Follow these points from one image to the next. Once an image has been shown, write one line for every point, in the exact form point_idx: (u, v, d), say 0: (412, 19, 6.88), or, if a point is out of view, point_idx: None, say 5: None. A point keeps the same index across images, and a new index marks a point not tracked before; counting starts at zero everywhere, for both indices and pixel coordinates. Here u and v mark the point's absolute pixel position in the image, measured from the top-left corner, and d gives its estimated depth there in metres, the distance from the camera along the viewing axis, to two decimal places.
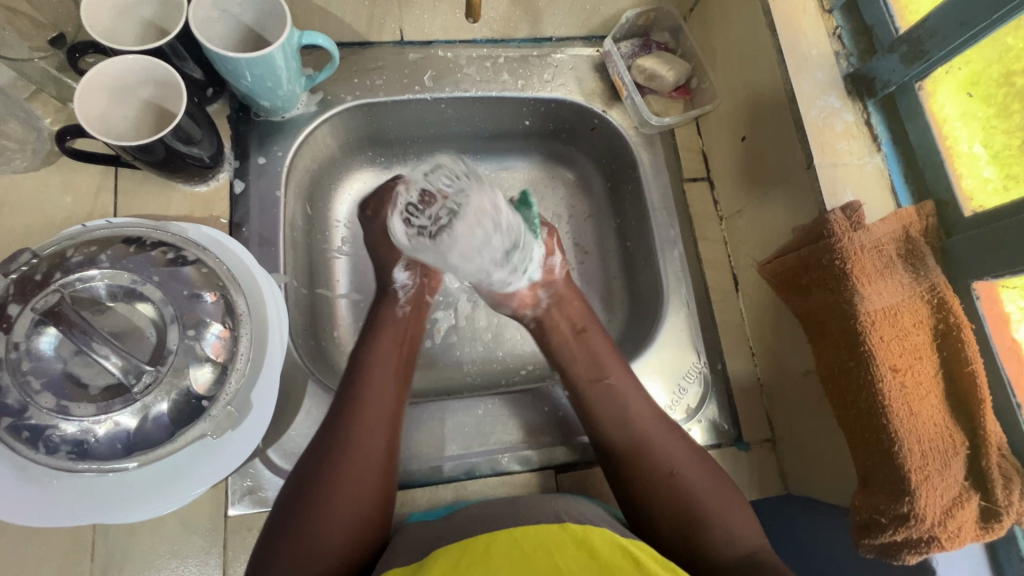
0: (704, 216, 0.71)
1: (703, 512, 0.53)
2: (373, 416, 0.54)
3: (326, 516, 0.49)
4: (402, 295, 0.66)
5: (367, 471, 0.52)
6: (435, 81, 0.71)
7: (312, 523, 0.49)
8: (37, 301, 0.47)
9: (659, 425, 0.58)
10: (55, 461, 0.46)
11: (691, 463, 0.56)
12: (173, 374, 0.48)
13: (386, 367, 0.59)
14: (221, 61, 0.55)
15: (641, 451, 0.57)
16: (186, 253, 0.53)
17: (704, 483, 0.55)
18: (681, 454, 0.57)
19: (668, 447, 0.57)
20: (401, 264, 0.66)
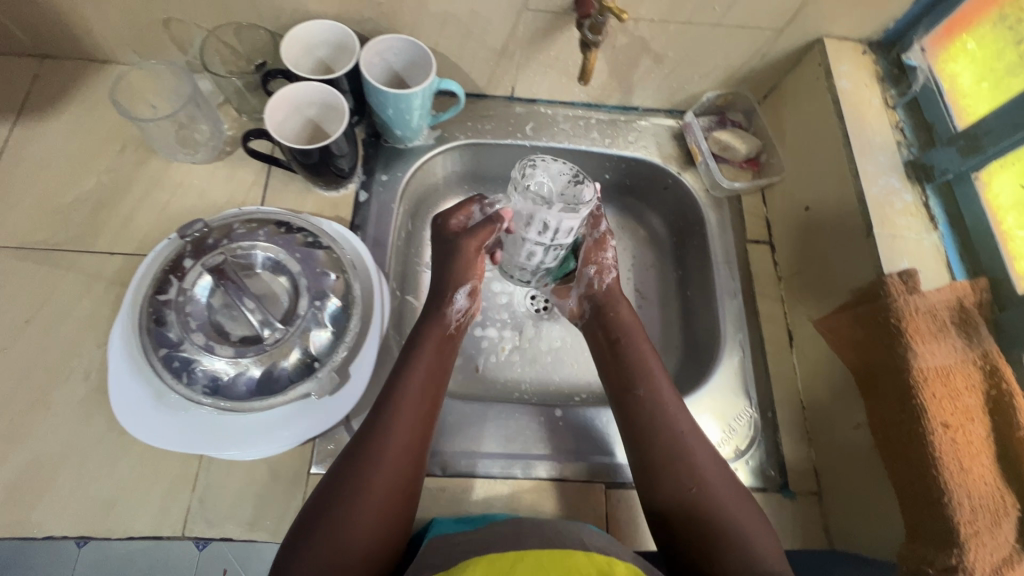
0: (765, 276, 0.77)
1: (721, 528, 0.53)
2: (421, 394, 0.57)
3: (373, 488, 0.50)
4: (452, 321, 0.65)
5: (384, 493, 0.51)
6: (535, 131, 0.83)
7: (356, 496, 0.49)
8: (206, 259, 0.58)
9: (696, 436, 0.59)
10: (192, 392, 0.55)
11: (694, 434, 0.59)
12: (298, 334, 0.58)
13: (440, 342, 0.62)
14: (375, 94, 0.68)
15: (667, 438, 0.58)
16: (321, 239, 0.63)
17: (733, 502, 0.55)
18: (687, 422, 0.59)
19: (677, 414, 0.59)
20: (467, 290, 0.67)
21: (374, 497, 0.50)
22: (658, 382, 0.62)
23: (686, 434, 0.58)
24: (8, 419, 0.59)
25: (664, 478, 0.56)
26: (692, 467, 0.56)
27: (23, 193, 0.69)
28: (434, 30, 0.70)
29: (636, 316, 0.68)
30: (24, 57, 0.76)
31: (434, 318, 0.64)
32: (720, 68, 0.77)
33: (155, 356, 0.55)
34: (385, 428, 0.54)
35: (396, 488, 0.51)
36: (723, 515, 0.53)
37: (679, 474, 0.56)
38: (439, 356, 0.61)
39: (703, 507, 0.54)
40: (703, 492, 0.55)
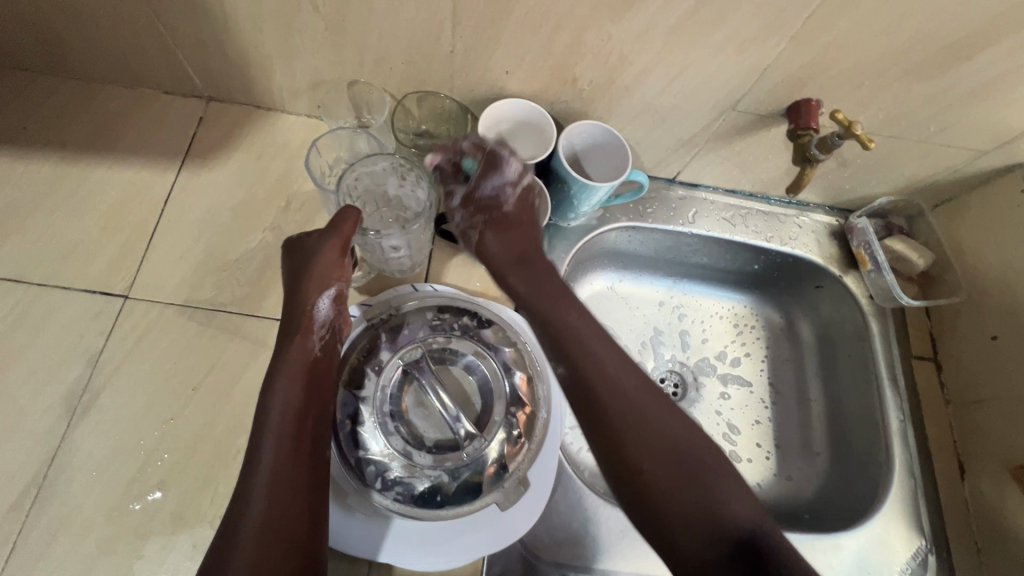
0: (932, 397, 0.74)
1: (681, 508, 0.47)
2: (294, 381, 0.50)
3: (262, 503, 0.45)
4: (317, 332, 0.53)
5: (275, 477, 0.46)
6: (695, 218, 0.80)
7: (255, 513, 0.44)
8: (404, 353, 0.56)
9: (649, 393, 0.53)
10: (380, 501, 0.51)
11: (639, 389, 0.53)
12: (490, 442, 0.55)
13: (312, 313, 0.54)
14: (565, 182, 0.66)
15: (619, 409, 0.52)
16: (511, 335, 0.60)
17: (664, 473, 0.49)
18: (621, 372, 0.54)
19: (616, 369, 0.54)
20: (330, 294, 0.54)
21: (265, 487, 0.46)
22: (592, 348, 0.55)
23: (615, 396, 0.52)
24: (175, 500, 0.56)
25: (652, 470, 0.49)
26: (643, 437, 0.50)
27: (189, 246, 0.67)
28: (627, 117, 0.68)
29: (509, 246, 0.62)
30: (190, 97, 0.73)
31: (297, 332, 0.53)
32: (904, 176, 0.74)
33: (347, 457, 0.52)
34: (270, 408, 0.49)
35: (293, 481, 0.46)
36: (682, 487, 0.48)
37: (649, 456, 0.49)
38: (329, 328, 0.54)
39: (705, 483, 0.48)
40: (703, 477, 0.48)
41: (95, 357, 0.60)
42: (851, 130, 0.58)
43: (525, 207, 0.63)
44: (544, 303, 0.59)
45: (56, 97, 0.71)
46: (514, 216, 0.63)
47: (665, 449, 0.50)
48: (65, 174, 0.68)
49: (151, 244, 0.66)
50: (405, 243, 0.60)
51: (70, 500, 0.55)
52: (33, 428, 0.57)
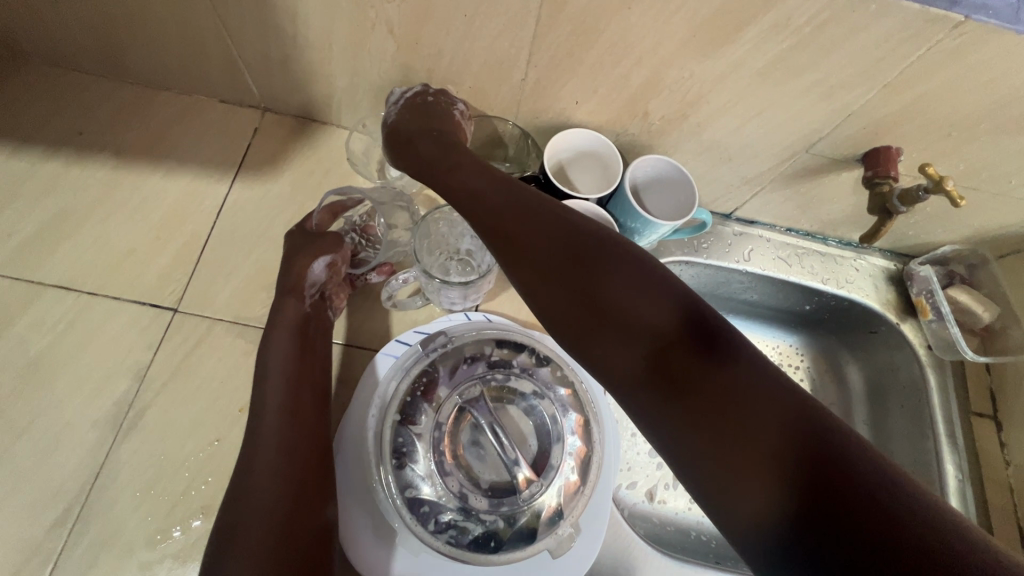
0: (992, 457, 0.71)
1: (608, 281, 0.41)
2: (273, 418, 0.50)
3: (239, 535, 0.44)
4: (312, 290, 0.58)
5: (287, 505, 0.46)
6: (749, 256, 0.78)
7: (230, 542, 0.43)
8: (462, 390, 0.55)
9: (526, 208, 0.46)
10: (434, 542, 0.50)
11: (516, 212, 0.46)
12: (546, 487, 0.53)
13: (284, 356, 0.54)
14: (631, 216, 0.65)
15: (498, 210, 0.47)
16: (569, 374, 0.58)
17: (573, 245, 0.43)
18: (493, 199, 0.48)
19: (491, 201, 0.48)
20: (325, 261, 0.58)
21: (257, 501, 0.45)
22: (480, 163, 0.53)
23: (520, 225, 0.45)
24: None
25: (548, 253, 0.43)
26: (541, 208, 0.46)
27: (240, 260, 0.65)
28: (693, 153, 0.66)
29: (430, 129, 0.59)
30: (246, 108, 0.73)
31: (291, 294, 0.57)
32: (972, 226, 0.72)
33: (400, 494, 0.51)
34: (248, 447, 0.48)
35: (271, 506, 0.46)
36: (609, 308, 0.40)
37: (536, 216, 0.45)
38: (310, 344, 0.56)
39: (608, 265, 0.42)
40: (616, 251, 0.42)
41: (142, 371, 0.59)
42: (941, 184, 0.57)
43: (422, 108, 0.60)
44: (437, 176, 0.55)
45: (112, 100, 0.71)
46: (409, 118, 0.60)
47: (542, 206, 0.46)
48: (119, 181, 0.68)
49: (202, 257, 0.65)
50: (462, 297, 0.59)
51: (110, 521, 0.53)
52: (79, 441, 0.56)
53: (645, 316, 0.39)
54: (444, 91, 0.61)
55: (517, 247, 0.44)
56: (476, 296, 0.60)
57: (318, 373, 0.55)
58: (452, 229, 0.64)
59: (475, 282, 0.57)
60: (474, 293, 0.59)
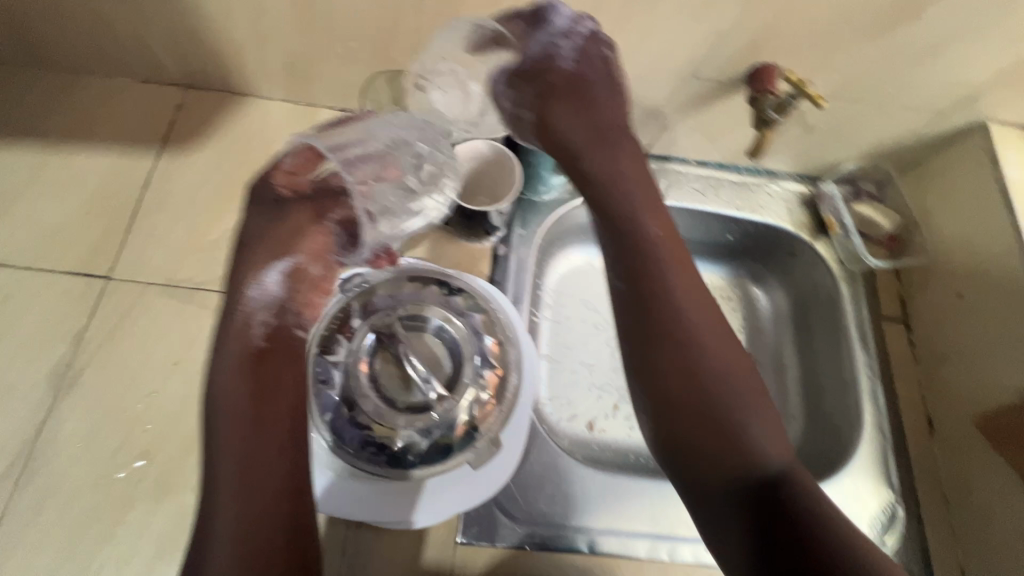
0: (901, 357, 0.75)
1: (674, 284, 0.52)
2: (232, 427, 0.46)
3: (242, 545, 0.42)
4: (267, 305, 0.52)
5: (254, 570, 0.41)
6: (666, 190, 0.81)
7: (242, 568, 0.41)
8: (375, 321, 0.58)
9: (669, 233, 0.54)
10: (357, 458, 0.54)
11: (661, 226, 0.55)
12: (462, 403, 0.57)
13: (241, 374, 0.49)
14: (532, 152, 0.68)
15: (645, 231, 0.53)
16: (479, 301, 0.62)
17: (670, 253, 0.53)
18: (634, 192, 0.55)
19: (642, 209, 0.55)
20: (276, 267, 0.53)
21: (245, 496, 0.44)
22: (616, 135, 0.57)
23: (628, 213, 0.54)
24: (157, 470, 0.57)
25: (632, 243, 0.53)
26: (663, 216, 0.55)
27: (170, 227, 0.68)
28: None
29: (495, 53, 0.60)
30: (168, 86, 0.75)
31: (237, 325, 0.50)
32: (869, 141, 0.76)
33: (320, 419, 0.55)
34: (216, 469, 0.45)
35: (269, 509, 0.44)
36: (665, 315, 0.50)
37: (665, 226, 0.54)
38: (280, 372, 0.50)
39: (681, 261, 0.53)
40: (671, 262, 0.53)
41: (79, 335, 0.62)
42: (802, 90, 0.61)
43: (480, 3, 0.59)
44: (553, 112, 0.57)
45: (37, 88, 0.73)
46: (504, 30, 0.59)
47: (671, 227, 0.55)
48: (48, 163, 0.70)
49: (133, 227, 0.68)
50: None
51: (54, 473, 0.57)
52: (21, 402, 0.59)
53: (688, 335, 0.50)
54: (545, 57, 0.57)
55: (607, 214, 0.55)
56: None
57: (282, 407, 0.48)
58: None
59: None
60: None
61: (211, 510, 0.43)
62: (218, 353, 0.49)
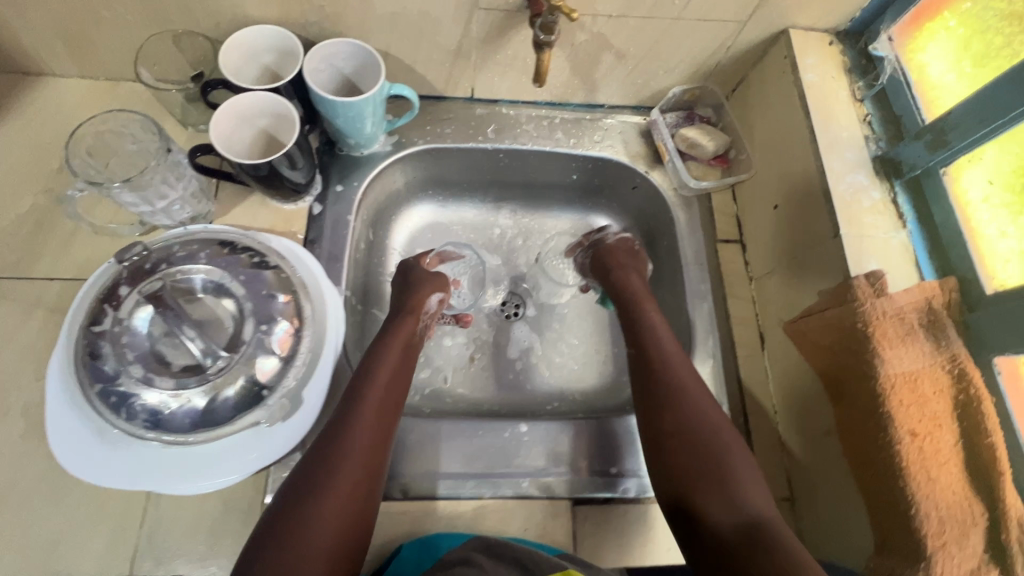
0: (734, 276, 0.75)
1: (665, 371, 0.62)
2: (371, 419, 0.56)
3: (326, 502, 0.49)
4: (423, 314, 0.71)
5: (348, 529, 0.50)
6: (497, 133, 0.80)
7: (312, 516, 0.48)
8: (143, 286, 0.56)
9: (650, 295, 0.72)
10: (133, 427, 0.53)
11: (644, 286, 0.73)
12: (244, 362, 0.55)
13: (382, 386, 0.59)
14: (321, 101, 0.65)
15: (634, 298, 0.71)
16: (268, 259, 0.60)
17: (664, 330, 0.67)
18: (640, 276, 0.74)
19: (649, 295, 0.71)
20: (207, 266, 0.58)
21: (357, 475, 0.52)
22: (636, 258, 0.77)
23: (642, 302, 0.70)
24: None
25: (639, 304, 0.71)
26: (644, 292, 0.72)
27: None
28: (381, 30, 0.67)
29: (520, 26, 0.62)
30: None
31: (408, 315, 0.68)
32: (686, 61, 0.74)
33: (90, 391, 0.52)
34: (345, 455, 0.53)
35: (359, 473, 0.52)
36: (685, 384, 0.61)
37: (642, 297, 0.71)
38: (403, 359, 0.64)
39: (646, 324, 0.67)
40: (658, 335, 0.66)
41: None
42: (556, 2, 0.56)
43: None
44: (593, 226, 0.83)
45: None
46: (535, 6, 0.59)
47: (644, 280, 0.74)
48: None
49: None
50: (146, 201, 0.59)
51: None
52: None
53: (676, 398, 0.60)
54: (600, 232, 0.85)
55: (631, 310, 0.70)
56: (163, 197, 0.60)
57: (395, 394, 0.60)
58: (119, 136, 0.61)
59: (148, 178, 0.57)
60: (154, 194, 0.59)
61: (324, 470, 0.51)
62: (379, 355, 0.62)
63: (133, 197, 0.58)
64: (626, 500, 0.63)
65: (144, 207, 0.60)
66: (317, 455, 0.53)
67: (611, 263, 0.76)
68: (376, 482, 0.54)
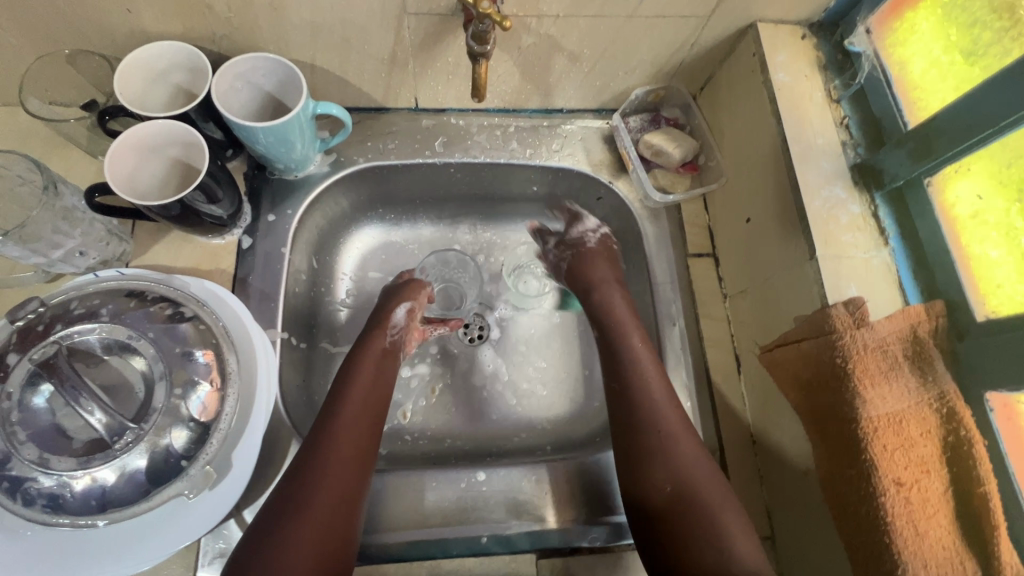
0: (708, 294, 0.69)
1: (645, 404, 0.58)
2: (349, 443, 0.55)
3: (304, 529, 0.48)
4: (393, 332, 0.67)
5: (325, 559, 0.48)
6: (446, 147, 0.73)
7: (289, 544, 0.47)
8: (35, 352, 0.49)
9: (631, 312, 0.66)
10: (31, 514, 0.47)
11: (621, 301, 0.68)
12: (155, 432, 0.49)
13: (361, 406, 0.58)
14: (238, 128, 0.57)
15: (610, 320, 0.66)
16: (184, 309, 0.54)
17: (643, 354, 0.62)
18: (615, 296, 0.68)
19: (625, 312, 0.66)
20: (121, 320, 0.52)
21: (339, 500, 0.52)
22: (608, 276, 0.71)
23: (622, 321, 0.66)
24: None
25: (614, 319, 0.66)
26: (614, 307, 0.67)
27: None
28: (301, 41, 0.59)
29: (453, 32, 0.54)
30: None
31: (375, 329, 0.66)
32: (646, 60, 0.67)
33: None
34: (323, 480, 0.52)
35: (340, 499, 0.52)
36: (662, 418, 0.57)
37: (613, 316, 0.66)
38: (381, 370, 0.63)
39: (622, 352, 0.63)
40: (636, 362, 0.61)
41: None
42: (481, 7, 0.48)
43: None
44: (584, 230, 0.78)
45: None
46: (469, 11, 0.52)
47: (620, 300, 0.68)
48: None
49: None
50: (42, 251, 0.53)
51: None
52: None
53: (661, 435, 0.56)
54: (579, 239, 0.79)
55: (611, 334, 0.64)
56: (61, 246, 0.54)
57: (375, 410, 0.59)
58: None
59: (36, 229, 0.51)
60: (47, 244, 0.53)
61: (307, 485, 0.51)
62: (355, 369, 0.61)
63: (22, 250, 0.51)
64: (593, 549, 0.58)
65: (40, 258, 0.53)
66: (295, 480, 0.52)
67: (590, 276, 0.70)
68: (356, 502, 0.53)
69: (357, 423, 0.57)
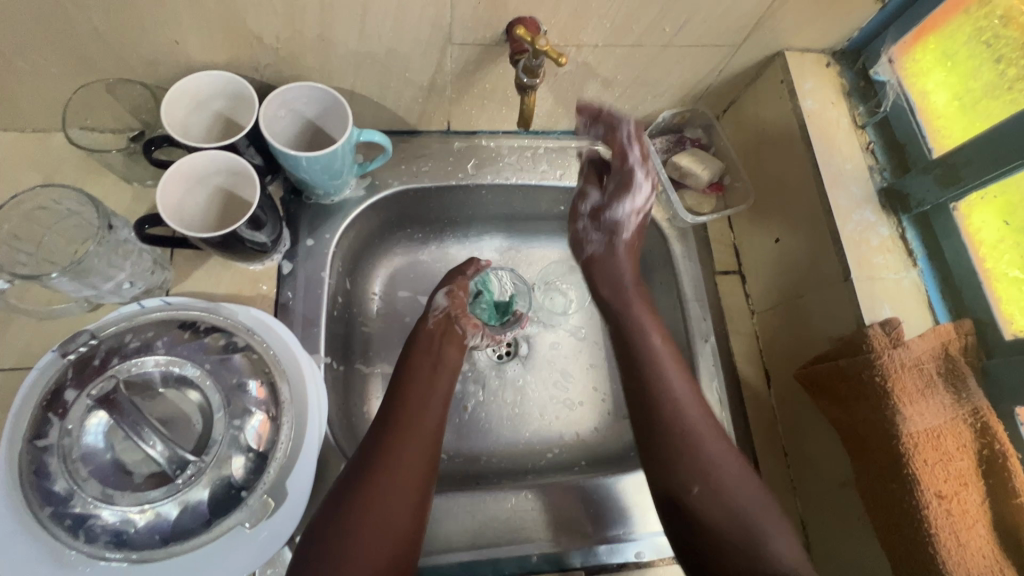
0: (736, 310, 0.72)
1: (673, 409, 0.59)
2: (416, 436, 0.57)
3: (366, 522, 0.51)
4: (431, 316, 0.68)
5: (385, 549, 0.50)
6: (478, 168, 0.74)
7: (351, 534, 0.50)
8: (93, 388, 0.49)
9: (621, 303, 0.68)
10: (93, 550, 0.46)
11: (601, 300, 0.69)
12: (216, 465, 0.49)
13: (427, 400, 0.61)
14: (285, 157, 0.57)
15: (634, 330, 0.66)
16: (236, 339, 0.55)
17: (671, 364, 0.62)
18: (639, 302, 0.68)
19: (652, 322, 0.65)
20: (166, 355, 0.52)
21: (403, 491, 0.53)
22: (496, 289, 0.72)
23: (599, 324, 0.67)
24: None
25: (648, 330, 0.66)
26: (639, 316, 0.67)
27: None
28: (345, 71, 0.60)
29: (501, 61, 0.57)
30: None
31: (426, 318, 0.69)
32: (676, 85, 0.69)
33: (41, 514, 0.46)
34: (390, 468, 0.54)
35: (405, 492, 0.53)
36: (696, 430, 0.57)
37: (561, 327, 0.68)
38: (439, 356, 0.65)
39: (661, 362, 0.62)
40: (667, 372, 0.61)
41: None
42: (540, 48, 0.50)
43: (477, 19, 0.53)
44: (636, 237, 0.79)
45: None
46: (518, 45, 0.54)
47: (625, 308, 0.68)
48: None
49: None
50: (92, 283, 0.54)
51: None
52: None
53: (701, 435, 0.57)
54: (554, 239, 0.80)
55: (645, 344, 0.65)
56: (111, 278, 0.55)
57: (434, 423, 0.59)
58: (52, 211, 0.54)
59: (89, 264, 0.52)
60: (98, 277, 0.54)
61: (371, 478, 0.53)
62: (413, 362, 0.64)
63: (75, 283, 0.52)
64: (638, 564, 0.60)
65: (89, 289, 0.54)
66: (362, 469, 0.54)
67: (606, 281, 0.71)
68: (423, 494, 0.55)
69: (425, 419, 0.59)
